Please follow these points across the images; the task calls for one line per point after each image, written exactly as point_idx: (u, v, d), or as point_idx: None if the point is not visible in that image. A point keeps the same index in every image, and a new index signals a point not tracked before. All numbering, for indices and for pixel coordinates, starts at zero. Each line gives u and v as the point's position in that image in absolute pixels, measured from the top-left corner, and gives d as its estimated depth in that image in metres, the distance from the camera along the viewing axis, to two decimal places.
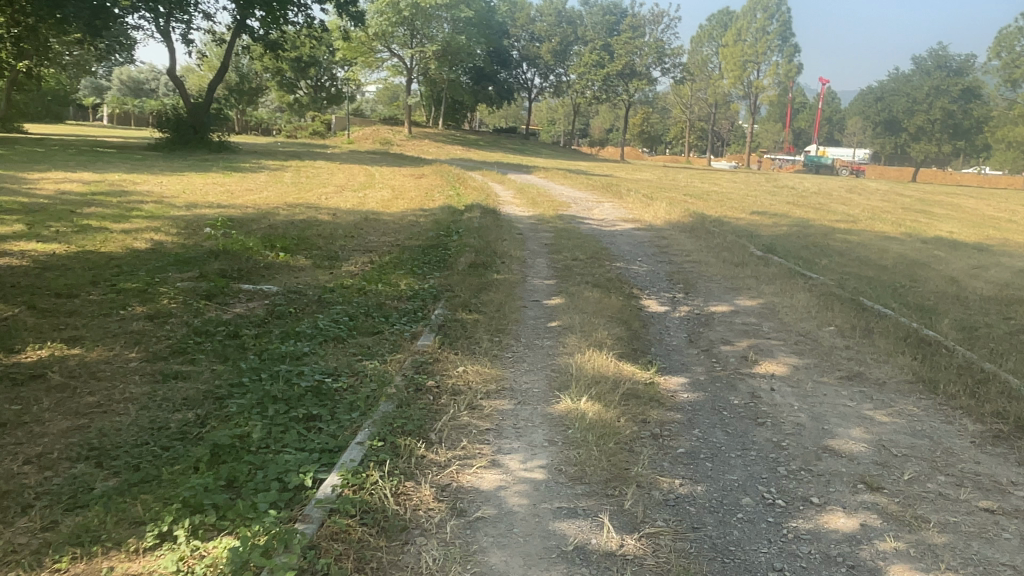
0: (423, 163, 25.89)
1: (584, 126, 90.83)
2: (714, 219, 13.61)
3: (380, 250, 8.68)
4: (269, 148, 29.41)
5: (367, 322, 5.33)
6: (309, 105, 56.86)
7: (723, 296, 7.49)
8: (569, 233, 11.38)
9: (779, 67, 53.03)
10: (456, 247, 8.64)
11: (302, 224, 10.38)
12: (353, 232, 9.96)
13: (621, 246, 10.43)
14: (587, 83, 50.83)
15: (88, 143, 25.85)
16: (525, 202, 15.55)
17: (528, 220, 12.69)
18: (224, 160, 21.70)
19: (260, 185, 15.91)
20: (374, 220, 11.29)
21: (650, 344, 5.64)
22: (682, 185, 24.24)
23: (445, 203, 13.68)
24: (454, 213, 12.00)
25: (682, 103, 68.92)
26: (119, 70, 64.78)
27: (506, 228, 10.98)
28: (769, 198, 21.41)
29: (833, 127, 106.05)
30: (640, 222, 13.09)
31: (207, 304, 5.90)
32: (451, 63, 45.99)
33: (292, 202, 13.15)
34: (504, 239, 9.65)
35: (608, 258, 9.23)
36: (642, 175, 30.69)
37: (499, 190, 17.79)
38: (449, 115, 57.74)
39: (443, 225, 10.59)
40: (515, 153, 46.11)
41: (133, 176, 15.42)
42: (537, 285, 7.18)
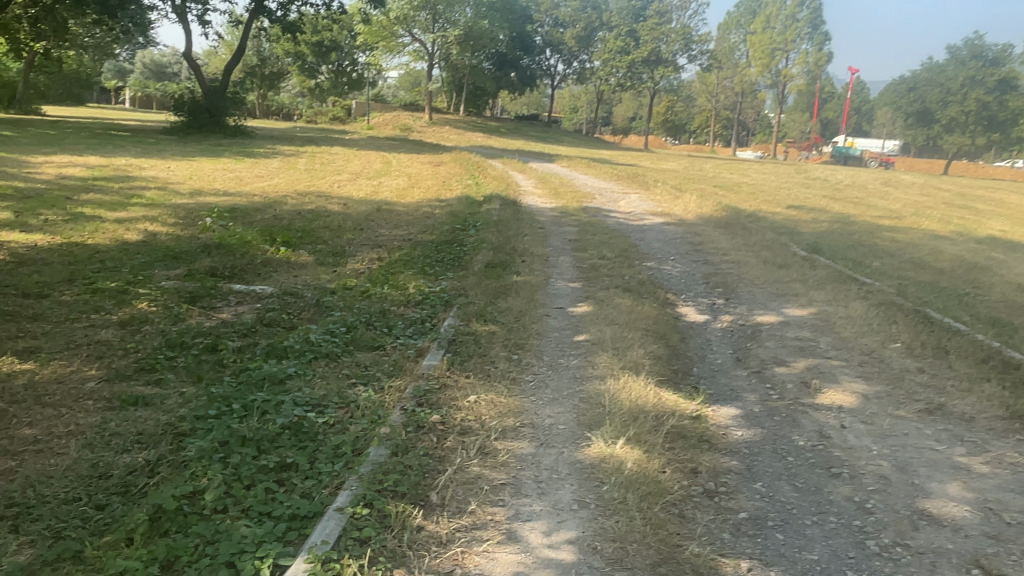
0: (443, 150, 25.17)
1: (607, 114, 89.51)
2: (749, 214, 12.78)
3: (391, 246, 8.01)
4: (286, 133, 28.81)
5: (367, 334, 4.64)
6: (330, 90, 56.41)
7: (768, 304, 6.71)
8: (594, 227, 10.65)
9: (809, 55, 51.55)
10: (473, 243, 7.93)
11: (311, 214, 9.73)
12: (363, 225, 9.29)
13: (650, 243, 9.68)
14: (611, 70, 49.71)
15: (104, 126, 25.45)
16: (546, 193, 14.80)
17: (551, 212, 11.96)
18: (238, 145, 21.15)
19: (272, 171, 15.29)
20: (387, 211, 10.61)
21: (691, 364, 4.89)
22: (711, 177, 23.32)
23: (463, 193, 12.98)
24: (472, 204, 11.29)
25: (708, 92, 67.46)
26: (142, 53, 64.68)
27: (527, 222, 10.27)
28: (802, 191, 20.45)
29: (862, 117, 103.62)
30: (669, 216, 12.30)
31: (190, 309, 5.24)
32: (473, 49, 45.15)
33: (303, 190, 12.51)
34: (525, 235, 8.93)
35: (637, 257, 8.49)
36: (668, 165, 29.74)
37: (520, 180, 17.07)
38: (470, 101, 56.93)
39: (461, 218, 9.89)
40: (536, 141, 45.23)
41: (141, 160, 14.86)
42: (562, 289, 6.45)
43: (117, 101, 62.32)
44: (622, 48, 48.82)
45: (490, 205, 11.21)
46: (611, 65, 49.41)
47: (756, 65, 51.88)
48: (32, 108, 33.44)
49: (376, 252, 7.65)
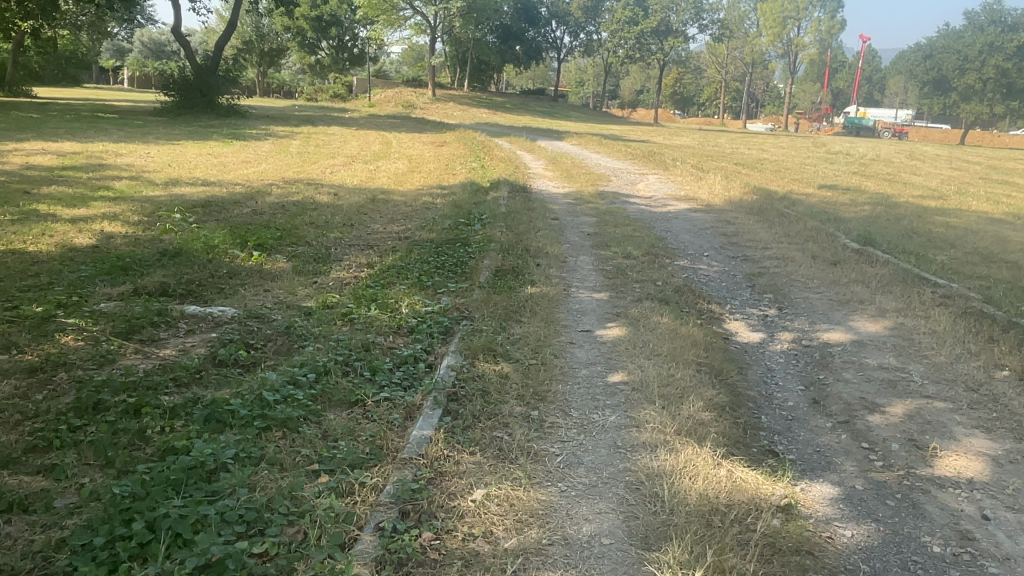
0: (446, 129, 24.01)
1: (615, 87, 87.50)
2: (781, 198, 11.65)
3: (385, 246, 6.94)
4: (283, 113, 27.64)
5: (342, 385, 3.58)
6: (331, 67, 55.01)
7: (831, 317, 5.64)
8: (613, 217, 9.57)
9: (822, 23, 49.74)
10: (478, 243, 6.85)
11: (298, 208, 8.66)
12: (355, 220, 8.21)
13: (679, 236, 8.60)
14: (619, 41, 48.08)
15: (91, 108, 24.29)
16: (558, 175, 13.69)
17: (565, 199, 10.87)
18: (230, 127, 20.00)
19: (262, 155, 14.19)
20: (384, 202, 9.54)
21: (760, 413, 3.82)
22: (728, 153, 22.09)
23: (468, 177, 11.89)
24: (479, 191, 10.22)
25: (717, 63, 65.61)
26: (140, 32, 63.26)
27: (539, 212, 9.19)
28: (828, 168, 19.22)
29: (874, 86, 101.19)
30: (695, 201, 11.20)
31: (126, 343, 4.18)
32: (476, 22, 43.62)
33: (293, 177, 11.44)
34: (539, 230, 7.85)
35: (667, 255, 7.41)
36: (681, 141, 28.45)
37: (529, 160, 15.94)
38: (474, 77, 55.45)
39: (465, 209, 8.81)
40: (543, 116, 43.87)
41: (120, 145, 13.78)
42: (587, 303, 5.39)
43: (115, 80, 61.02)
44: (630, 18, 47.12)
45: (498, 193, 10.11)
46: (619, 37, 47.75)
47: (768, 34, 50.14)
48: (21, 89, 32.29)
49: (366, 255, 6.59)
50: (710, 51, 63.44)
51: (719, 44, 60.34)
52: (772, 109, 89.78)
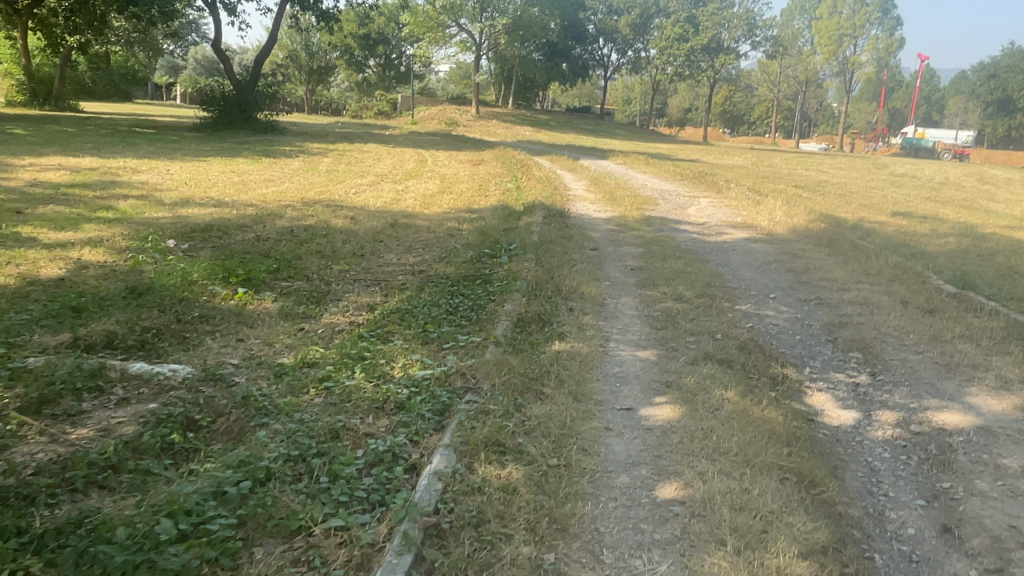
0: (485, 147, 23.22)
1: (662, 105, 86.19)
2: (850, 226, 10.41)
3: (394, 282, 6.00)
4: (322, 129, 27.20)
5: (285, 500, 2.59)
6: (377, 84, 55.22)
7: (941, 390, 4.46)
8: (661, 247, 8.48)
9: (880, 41, 47.32)
10: (502, 281, 5.86)
11: (308, 233, 7.80)
12: (369, 248, 7.31)
13: (739, 272, 7.48)
14: (668, 58, 46.88)
15: (131, 123, 24.13)
16: (600, 198, 12.65)
17: (607, 225, 9.81)
18: (264, 144, 19.50)
19: (288, 174, 13.49)
20: (405, 227, 8.63)
21: (873, 551, 2.72)
22: (784, 175, 20.76)
23: (501, 200, 10.95)
24: (510, 217, 9.24)
25: (769, 81, 63.87)
26: (193, 50, 64.45)
27: (576, 241, 8.16)
28: (895, 192, 17.78)
29: (933, 107, 97.89)
30: (753, 229, 10.01)
31: (31, 421, 3.24)
32: (523, 38, 43.06)
33: (314, 197, 10.63)
34: (575, 264, 6.83)
35: (726, 297, 6.30)
36: (731, 160, 27.18)
37: (569, 181, 14.95)
38: (520, 94, 55.00)
39: (493, 238, 7.83)
40: (587, 134, 43.01)
41: (142, 162, 13.21)
42: (630, 363, 4.33)
43: (167, 96, 62.16)
44: (680, 35, 45.95)
45: (533, 219, 9.11)
46: (668, 54, 46.57)
47: (822, 52, 48.40)
48: (67, 104, 32.57)
49: (369, 293, 5.65)
50: (761, 69, 61.76)
51: (771, 61, 58.65)
52: (825, 128, 87.31)
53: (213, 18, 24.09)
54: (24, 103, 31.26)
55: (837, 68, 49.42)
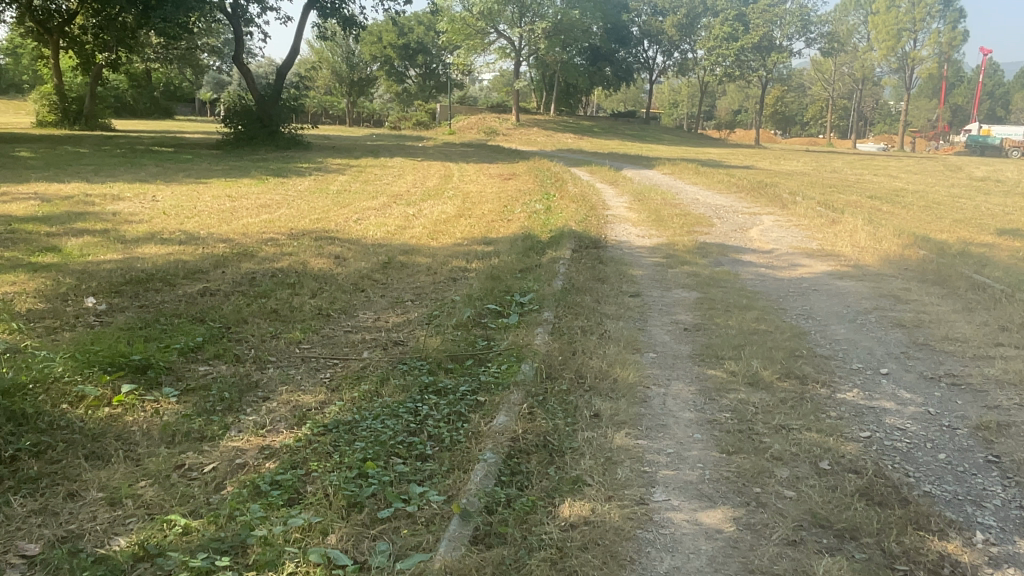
0: (520, 158, 21.61)
1: (710, 107, 83.26)
2: (956, 253, 8.39)
3: (356, 363, 4.35)
4: (352, 143, 25.97)
5: None
6: (417, 95, 54.29)
7: None
8: (723, 289, 6.66)
9: (942, 35, 44.17)
10: (500, 364, 4.14)
11: (274, 280, 6.22)
12: (344, 301, 5.69)
13: (831, 330, 5.61)
14: (717, 59, 44.54)
15: (152, 142, 23.18)
16: (644, 218, 10.87)
17: (652, 257, 8.03)
18: (281, 161, 18.20)
19: (293, 196, 12.08)
20: (400, 267, 7.00)
21: None
22: (852, 182, 18.57)
23: (524, 226, 9.29)
24: (532, 252, 7.54)
25: (823, 80, 60.84)
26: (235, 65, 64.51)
27: (611, 286, 6.42)
28: (985, 200, 15.50)
29: (999, 102, 92.70)
30: (834, 259, 8.08)
31: None
32: (564, 43, 41.45)
33: (307, 226, 9.12)
34: (608, 328, 5.07)
35: (822, 380, 4.47)
36: (788, 166, 24.99)
37: (609, 197, 13.20)
38: (562, 99, 53.36)
39: (505, 285, 6.14)
40: (633, 140, 41.09)
41: (133, 187, 11.92)
42: (691, 547, 2.57)
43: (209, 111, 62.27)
44: (729, 34, 43.66)
45: (560, 254, 7.40)
46: (717, 54, 44.25)
47: (880, 48, 45.55)
48: (98, 122, 32.14)
49: (310, 385, 4.00)
50: (816, 67, 58.86)
51: (826, 58, 55.67)
52: (882, 127, 83.28)
53: (234, 30, 23.05)
54: (54, 122, 31.27)
55: (896, 64, 46.24)
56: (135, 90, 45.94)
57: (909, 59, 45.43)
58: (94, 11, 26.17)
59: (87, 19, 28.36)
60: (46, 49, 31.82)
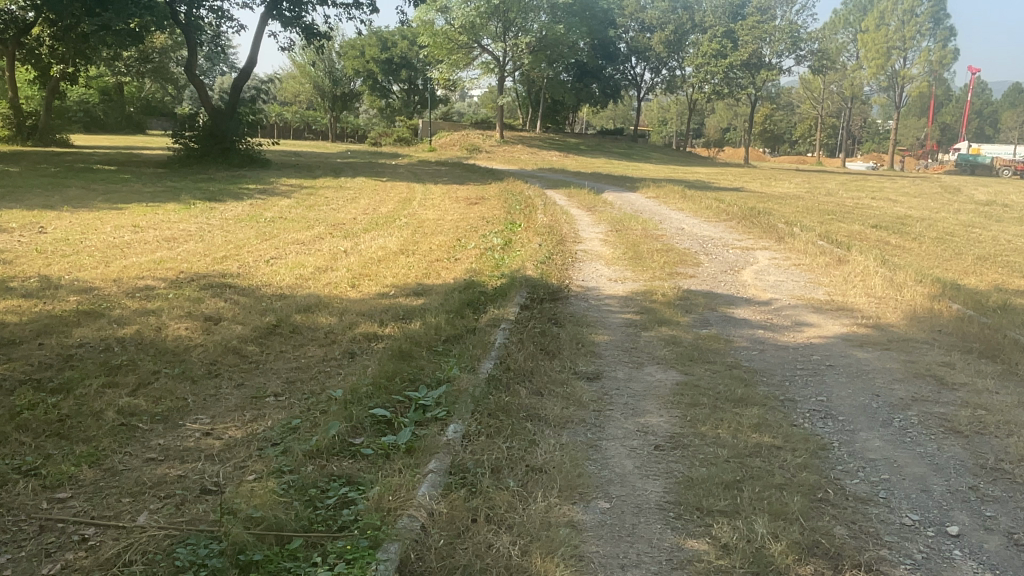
0: (494, 178, 20.05)
1: (699, 125, 82.19)
2: (997, 307, 6.81)
3: (117, 540, 2.70)
4: (317, 161, 24.35)
5: None
6: (400, 110, 52.94)
7: None
8: (711, 365, 5.01)
9: (932, 53, 43.25)
10: (334, 555, 2.47)
11: (98, 360, 4.55)
12: (174, 399, 4.02)
13: (861, 442, 3.96)
14: (705, 76, 43.29)
15: (98, 159, 21.46)
16: (619, 254, 9.26)
17: (622, 312, 6.39)
18: (228, 180, 16.56)
19: (215, 224, 10.40)
20: (288, 333, 5.33)
21: None
22: (851, 207, 17.07)
23: (471, 267, 7.67)
24: (467, 310, 5.89)
25: (813, 98, 59.93)
26: None
27: (561, 366, 4.76)
28: (1000, 230, 14.06)
29: (987, 121, 92.40)
30: (849, 316, 6.48)
31: None
32: (550, 58, 40.23)
33: (204, 267, 7.45)
34: (540, 452, 3.43)
35: (866, 563, 2.80)
36: (782, 188, 23.48)
37: (582, 226, 11.60)
38: (548, 116, 52.10)
39: (415, 367, 4.47)
40: (620, 159, 39.76)
41: (25, 215, 10.20)
42: None
43: None
44: (718, 50, 42.51)
45: (503, 313, 5.74)
46: (705, 71, 43.10)
47: (869, 66, 44.48)
48: (54, 137, 30.30)
49: None
50: (804, 85, 58.06)
51: (816, 76, 54.75)
52: (871, 146, 82.63)
53: (189, 40, 21.39)
54: (6, 137, 29.39)
55: (885, 83, 44.94)
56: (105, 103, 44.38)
57: (899, 78, 44.22)
58: (46, 19, 24.46)
59: (42, 29, 26.70)
60: (0, 60, 30.11)
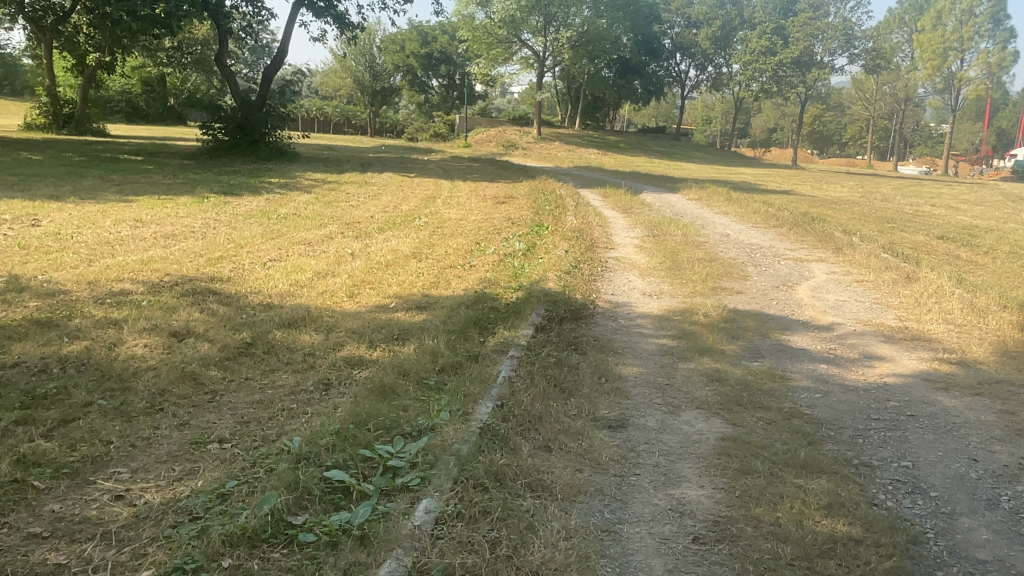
0: (527, 175, 19.21)
1: (744, 124, 80.04)
2: None
3: None
4: (348, 155, 23.76)
5: None
6: (439, 105, 52.39)
7: None
8: (763, 414, 4.08)
9: (991, 54, 41.13)
10: None
11: (25, 386, 3.82)
12: (95, 444, 3.27)
13: (965, 533, 3.01)
14: (752, 74, 41.68)
15: (126, 150, 21.11)
16: (656, 263, 8.34)
17: (657, 337, 5.49)
18: (251, 173, 16.01)
19: (222, 219, 9.75)
20: (260, 354, 4.55)
21: None
22: (910, 215, 15.77)
23: (488, 276, 6.85)
24: (474, 331, 5.06)
25: (864, 99, 57.72)
26: None
27: (577, 411, 3.88)
28: None
29: None
30: (927, 349, 5.49)
31: None
32: (592, 54, 39.08)
33: (192, 270, 6.74)
34: (536, 546, 2.58)
35: None
36: (832, 192, 22.21)
37: (616, 230, 10.69)
38: (588, 113, 50.97)
39: (397, 408, 3.64)
40: (661, 158, 38.47)
41: (24, 207, 9.64)
42: None
43: None
44: (767, 48, 40.89)
45: (516, 335, 4.87)
46: (752, 69, 41.50)
47: (924, 68, 42.40)
48: (90, 127, 30.20)
49: None
50: (856, 86, 55.95)
51: (868, 76, 52.66)
52: (924, 149, 79.54)
53: (219, 28, 20.89)
54: (43, 126, 29.37)
55: (941, 85, 42.86)
56: (147, 94, 44.59)
57: (955, 80, 42.13)
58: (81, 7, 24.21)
59: (79, 18, 26.53)
60: (40, 48, 30.10)
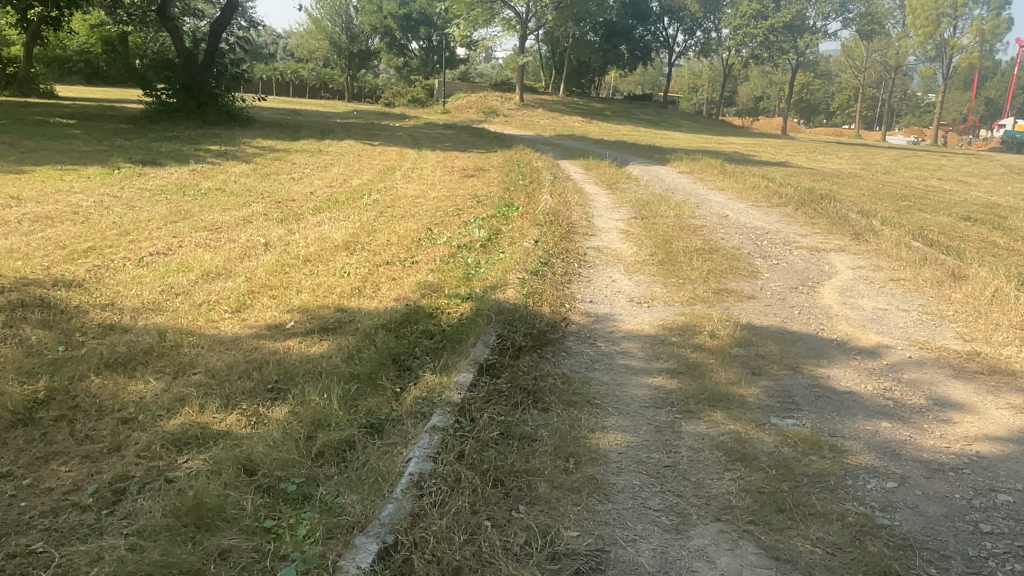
0: (502, 144, 17.58)
1: (732, 92, 78.15)
2: None
3: None
4: (310, 120, 21.93)
5: None
6: (419, 70, 50.23)
7: None
8: (823, 532, 2.57)
9: (985, 21, 39.60)
10: None
11: None
12: None
13: None
14: (743, 39, 39.82)
15: (62, 113, 19.14)
16: (645, 254, 6.81)
17: (651, 374, 3.96)
18: (191, 139, 14.27)
19: (124, 197, 8.08)
20: (40, 424, 2.96)
21: None
22: (921, 191, 14.29)
23: (429, 276, 5.28)
24: (386, 374, 3.48)
25: (854, 67, 56.10)
26: None
27: (519, 544, 2.35)
28: None
29: None
30: (1018, 392, 4.00)
31: None
32: (577, 17, 37.01)
33: (37, 270, 5.12)
34: None
35: None
36: (829, 164, 20.82)
37: (597, 210, 9.16)
38: (572, 79, 49.02)
39: (207, 561, 2.10)
40: (648, 127, 36.73)
41: None
42: None
43: None
44: (758, 12, 38.94)
45: (447, 383, 3.31)
46: (743, 34, 39.59)
47: (915, 35, 40.51)
48: (35, 89, 27.89)
49: None
50: (846, 53, 54.28)
51: (859, 43, 51.01)
52: (911, 120, 78.27)
53: None
54: None
55: (932, 53, 41.33)
56: (108, 53, 40.17)
57: (947, 48, 40.58)
58: None
59: None
60: None
